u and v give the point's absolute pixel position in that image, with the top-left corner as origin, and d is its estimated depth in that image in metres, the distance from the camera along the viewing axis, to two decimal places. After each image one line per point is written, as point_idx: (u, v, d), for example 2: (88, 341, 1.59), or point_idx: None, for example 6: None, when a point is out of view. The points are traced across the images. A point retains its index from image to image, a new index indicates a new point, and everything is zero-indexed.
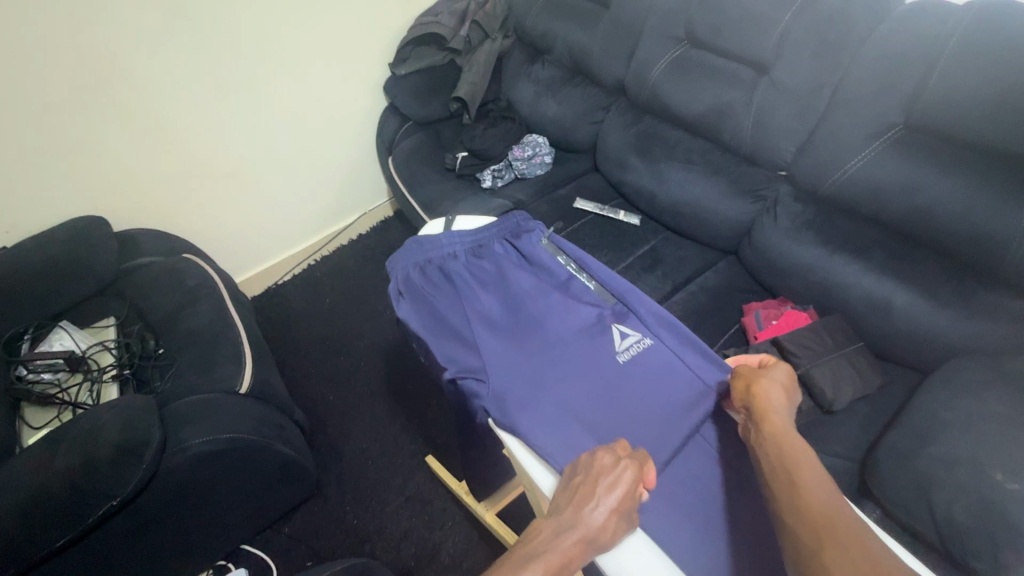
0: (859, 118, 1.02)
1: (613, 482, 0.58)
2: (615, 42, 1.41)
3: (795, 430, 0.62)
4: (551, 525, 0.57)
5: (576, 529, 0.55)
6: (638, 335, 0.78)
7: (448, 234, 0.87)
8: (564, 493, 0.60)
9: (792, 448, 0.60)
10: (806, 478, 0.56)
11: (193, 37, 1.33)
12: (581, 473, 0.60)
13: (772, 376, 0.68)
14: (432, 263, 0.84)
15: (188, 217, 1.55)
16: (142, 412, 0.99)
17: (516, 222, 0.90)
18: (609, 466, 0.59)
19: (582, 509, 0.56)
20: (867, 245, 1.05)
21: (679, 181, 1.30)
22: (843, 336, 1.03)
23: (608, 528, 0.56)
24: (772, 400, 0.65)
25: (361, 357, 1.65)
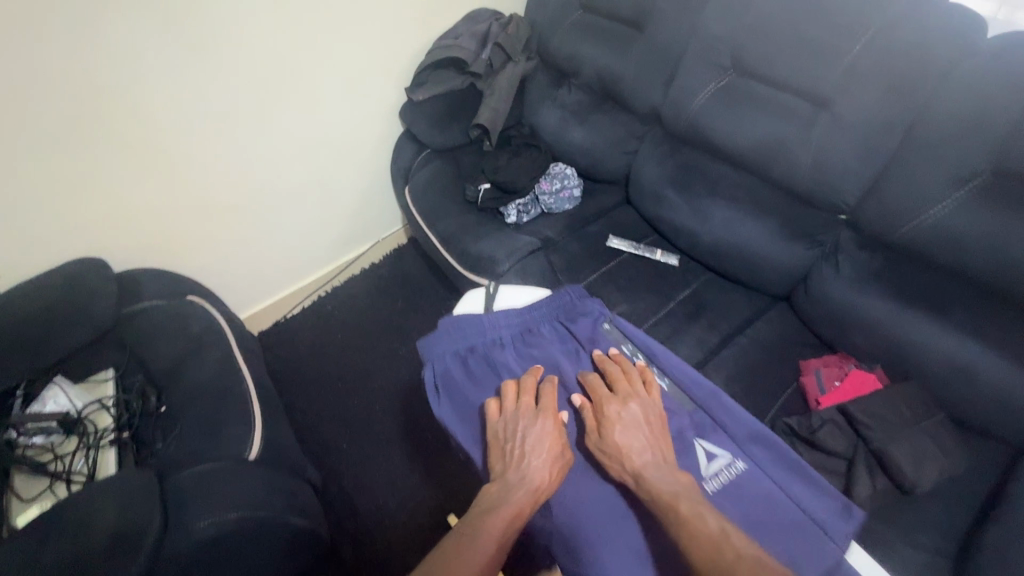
0: (938, 162, 0.90)
1: (535, 430, 0.73)
2: (650, 68, 1.30)
3: (652, 466, 0.67)
4: (499, 492, 0.69)
5: (521, 483, 0.68)
6: (727, 455, 0.74)
7: (494, 318, 0.91)
8: (501, 458, 0.73)
9: (665, 495, 0.65)
10: (690, 527, 0.60)
11: (202, 66, 1.23)
12: (506, 436, 0.74)
13: (620, 416, 0.73)
14: (479, 350, 0.88)
15: (193, 253, 1.45)
16: (140, 496, 0.92)
17: (571, 301, 0.93)
18: (529, 422, 0.74)
19: (522, 465, 0.70)
20: (946, 302, 0.93)
21: (723, 220, 1.19)
22: (921, 407, 0.92)
23: (550, 470, 0.70)
24: (631, 453, 0.69)
25: (376, 400, 1.54)
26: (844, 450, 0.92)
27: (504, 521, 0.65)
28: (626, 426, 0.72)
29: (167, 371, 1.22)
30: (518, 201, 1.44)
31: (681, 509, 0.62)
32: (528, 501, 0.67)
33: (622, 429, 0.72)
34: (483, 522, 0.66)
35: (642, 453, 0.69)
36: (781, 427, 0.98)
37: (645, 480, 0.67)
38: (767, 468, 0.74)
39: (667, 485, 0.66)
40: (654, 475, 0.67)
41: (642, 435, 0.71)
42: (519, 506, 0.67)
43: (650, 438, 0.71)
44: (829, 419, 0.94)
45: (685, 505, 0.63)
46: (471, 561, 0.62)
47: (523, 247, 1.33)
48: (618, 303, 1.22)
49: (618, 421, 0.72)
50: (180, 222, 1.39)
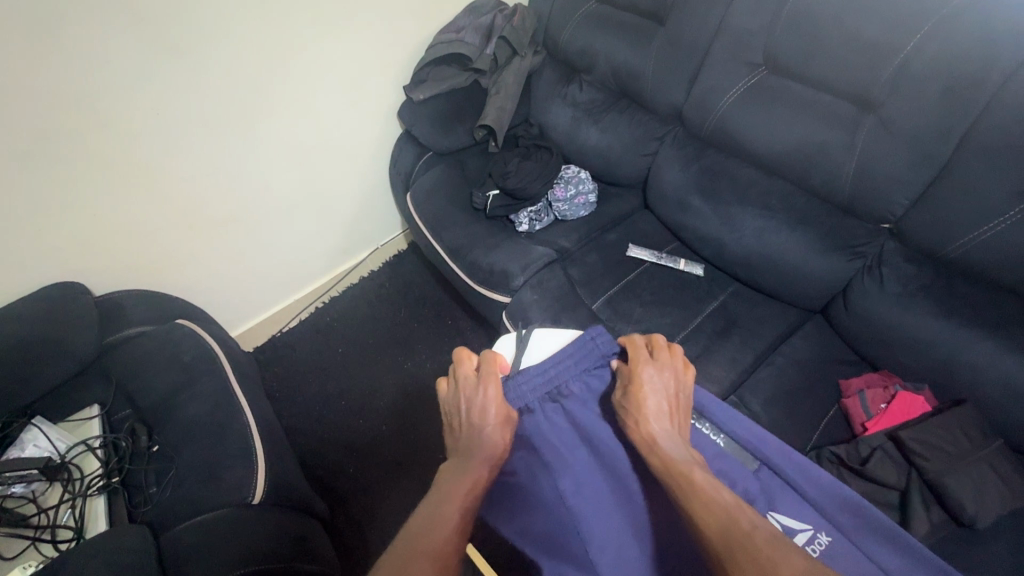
0: (1003, 171, 0.83)
1: (483, 398, 0.71)
2: (672, 65, 1.22)
3: (668, 432, 0.64)
4: (459, 464, 0.67)
5: (476, 452, 0.67)
6: (808, 528, 0.62)
7: (515, 383, 0.74)
8: (453, 434, 0.72)
9: (676, 464, 0.60)
10: (704, 496, 0.56)
11: (181, 68, 1.11)
12: (457, 409, 0.72)
13: (651, 381, 0.68)
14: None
15: (179, 270, 1.34)
16: (135, 562, 0.84)
17: (603, 349, 0.77)
18: (473, 391, 0.72)
19: (475, 435, 0.69)
20: (1004, 321, 0.87)
21: (755, 230, 1.11)
22: (981, 434, 0.86)
23: (502, 435, 0.69)
24: (650, 420, 0.65)
25: (383, 420, 1.46)
26: (895, 482, 0.85)
27: (467, 491, 0.64)
28: (652, 391, 0.67)
29: (158, 405, 1.12)
30: (530, 209, 1.35)
31: (694, 479, 0.58)
32: (486, 468, 0.67)
33: (649, 392, 0.67)
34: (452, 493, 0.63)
35: (662, 422, 0.65)
36: (826, 455, 0.92)
37: (659, 447, 0.63)
38: (863, 544, 0.61)
39: (679, 454, 0.62)
40: (668, 444, 0.63)
41: (660, 403, 0.66)
42: (478, 475, 0.66)
43: (669, 409, 0.66)
44: (878, 447, 0.88)
45: (699, 475, 0.59)
46: (441, 532, 0.58)
47: (537, 259, 1.25)
48: (643, 319, 1.14)
49: (648, 382, 0.68)
50: (162, 239, 1.27)
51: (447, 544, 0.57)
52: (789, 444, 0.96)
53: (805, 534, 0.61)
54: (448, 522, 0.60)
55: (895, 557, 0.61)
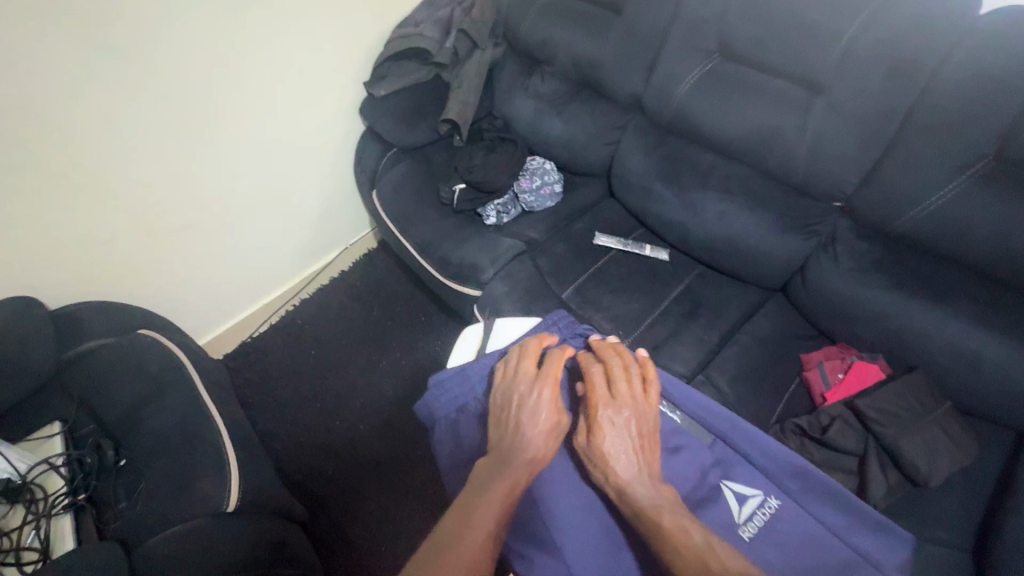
0: (942, 147, 0.87)
1: (540, 395, 0.71)
2: (631, 53, 1.23)
3: (639, 475, 0.63)
4: (495, 462, 0.67)
5: (518, 453, 0.67)
6: (760, 494, 0.66)
7: (477, 362, 0.82)
8: (497, 429, 0.71)
9: (646, 511, 0.60)
10: (675, 546, 0.56)
11: (132, 70, 1.08)
12: (508, 401, 0.72)
13: (615, 424, 0.66)
14: (468, 406, 0.79)
15: (141, 280, 1.31)
16: None
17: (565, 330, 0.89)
18: (529, 388, 0.72)
19: (520, 431, 0.69)
20: (948, 290, 0.92)
21: (716, 214, 1.14)
22: (930, 398, 0.90)
23: (549, 438, 0.68)
24: (617, 468, 0.64)
25: (359, 420, 1.45)
26: (853, 447, 0.89)
27: (502, 493, 0.63)
28: (614, 436, 0.65)
29: (124, 418, 1.09)
30: (497, 201, 1.35)
31: (664, 528, 0.58)
32: (525, 471, 0.66)
33: (614, 437, 0.65)
34: (479, 496, 0.64)
35: (628, 467, 0.64)
36: (789, 426, 0.95)
37: (628, 495, 0.62)
38: (810, 505, 0.66)
39: (648, 500, 0.61)
40: (637, 489, 0.62)
41: (626, 447, 0.65)
42: (516, 479, 0.65)
43: (637, 450, 0.65)
44: (837, 415, 0.92)
45: (669, 521, 0.58)
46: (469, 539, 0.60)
47: (506, 251, 1.26)
48: (612, 305, 1.16)
49: (609, 426, 0.66)
50: (121, 248, 1.23)
51: (473, 554, 0.59)
52: (755, 419, 0.99)
53: (756, 499, 0.65)
54: (474, 527, 0.61)
55: (839, 514, 0.65)
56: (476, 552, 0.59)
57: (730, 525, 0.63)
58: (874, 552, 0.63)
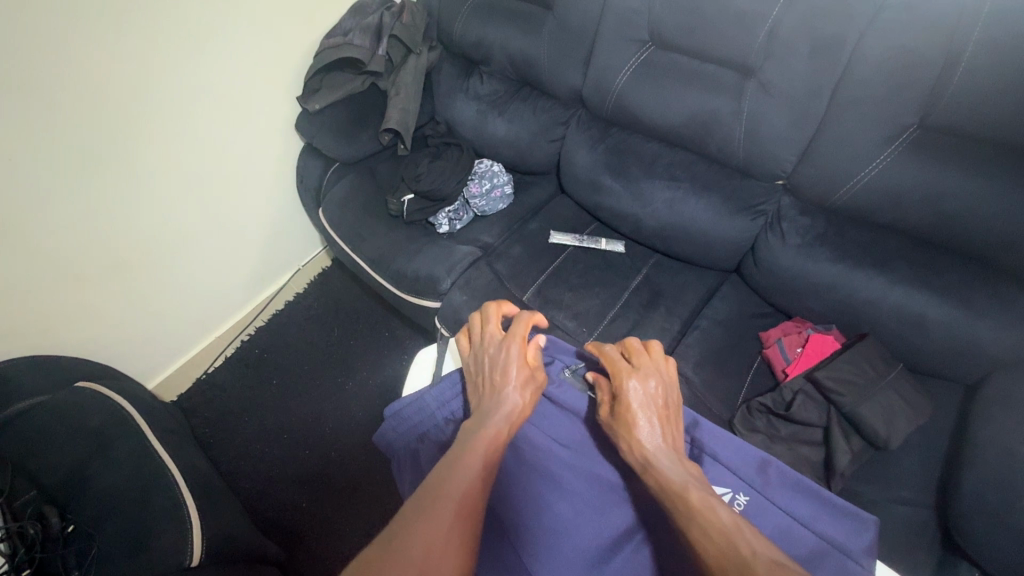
0: (869, 120, 0.89)
1: (511, 352, 0.74)
2: (566, 48, 1.22)
3: (663, 450, 0.63)
4: (477, 421, 0.67)
5: (499, 408, 0.68)
6: (728, 491, 0.67)
7: (434, 389, 0.80)
8: (475, 390, 0.74)
9: (674, 484, 0.59)
10: (701, 519, 0.54)
11: (35, 110, 0.99)
12: (484, 365, 0.75)
13: (640, 394, 0.69)
14: (430, 434, 0.77)
15: (74, 327, 1.22)
16: None
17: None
18: (497, 347, 0.76)
19: (498, 388, 0.71)
20: (889, 257, 0.96)
21: (665, 202, 1.15)
22: (883, 363, 0.94)
23: (527, 394, 0.72)
24: (643, 440, 0.65)
25: (331, 445, 1.40)
26: (817, 420, 0.92)
27: (485, 444, 0.63)
28: (640, 402, 0.68)
29: (66, 481, 1.00)
30: (448, 208, 1.33)
31: (693, 504, 0.56)
32: (507, 424, 0.67)
33: (636, 404, 0.68)
34: (468, 447, 0.62)
35: (654, 441, 0.64)
36: (755, 405, 0.96)
37: (656, 469, 0.62)
38: (778, 497, 0.66)
39: (678, 476, 0.60)
40: (664, 464, 0.62)
41: (646, 415, 0.66)
42: (497, 429, 0.66)
43: (657, 419, 0.67)
44: (799, 390, 0.94)
45: (697, 496, 0.57)
46: (465, 484, 0.57)
47: (462, 259, 1.23)
48: (573, 303, 1.15)
49: (633, 397, 0.69)
50: (46, 297, 1.14)
51: (465, 499, 0.55)
52: (723, 401, 1.00)
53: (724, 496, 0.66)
54: (464, 474, 0.58)
55: (808, 503, 0.65)
56: (469, 496, 0.56)
57: None
58: (843, 539, 0.62)
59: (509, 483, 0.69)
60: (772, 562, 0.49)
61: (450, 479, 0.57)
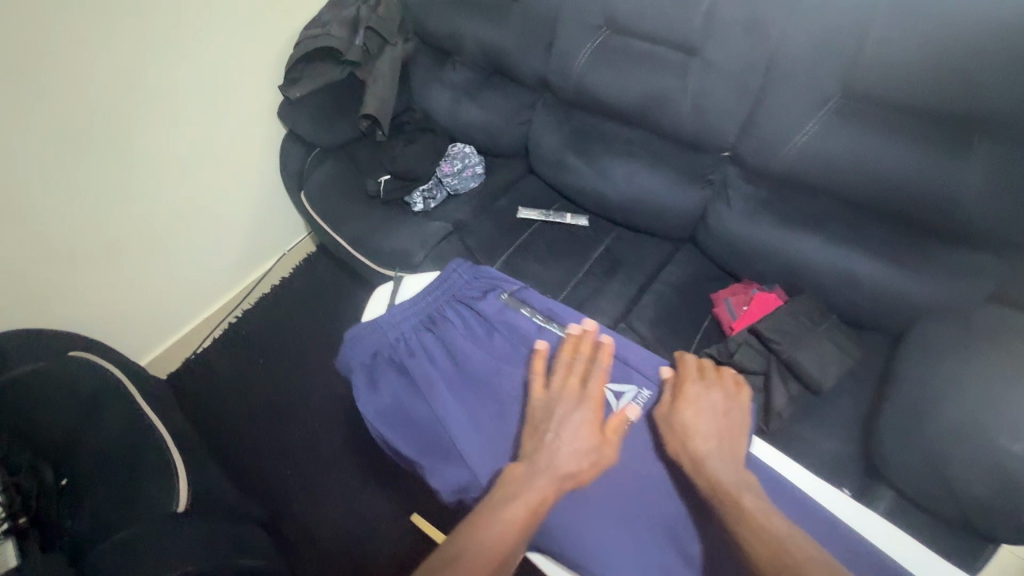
0: (801, 91, 0.97)
1: (575, 419, 0.65)
2: (529, 35, 1.30)
3: (720, 458, 0.68)
4: (526, 475, 0.62)
5: (548, 470, 0.62)
6: (635, 388, 0.80)
7: (388, 314, 0.80)
8: (531, 437, 0.66)
9: (726, 488, 0.65)
10: (759, 528, 0.60)
11: (33, 94, 1.08)
12: (543, 415, 0.67)
13: (705, 404, 0.72)
14: (383, 357, 0.77)
15: (69, 303, 1.29)
16: None
17: (464, 276, 0.83)
18: (569, 408, 0.66)
19: (553, 447, 0.64)
20: (824, 219, 1.03)
21: (623, 175, 1.23)
22: (818, 315, 1.01)
23: (583, 466, 0.63)
24: (701, 440, 0.69)
25: (315, 417, 1.46)
26: (758, 367, 0.99)
27: (530, 508, 0.59)
28: (699, 410, 0.71)
29: (60, 441, 1.06)
30: (422, 188, 1.40)
31: (747, 507, 0.62)
32: (553, 489, 0.61)
33: (700, 412, 0.71)
34: (508, 516, 0.58)
35: (705, 442, 0.69)
36: (703, 357, 1.04)
37: (707, 469, 0.67)
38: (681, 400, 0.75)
39: (730, 479, 0.66)
40: (717, 466, 0.67)
41: (709, 423, 0.70)
42: (543, 494, 0.60)
43: (720, 432, 0.70)
44: (743, 341, 1.01)
45: (749, 501, 0.63)
46: (492, 551, 0.55)
47: (434, 234, 1.30)
48: (539, 272, 1.23)
49: (695, 403, 0.72)
50: (43, 274, 1.22)
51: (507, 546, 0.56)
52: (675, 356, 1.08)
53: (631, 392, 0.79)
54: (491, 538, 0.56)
55: None
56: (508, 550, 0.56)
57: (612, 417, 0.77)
58: None
59: (456, 411, 0.72)
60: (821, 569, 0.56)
61: (492, 532, 0.57)
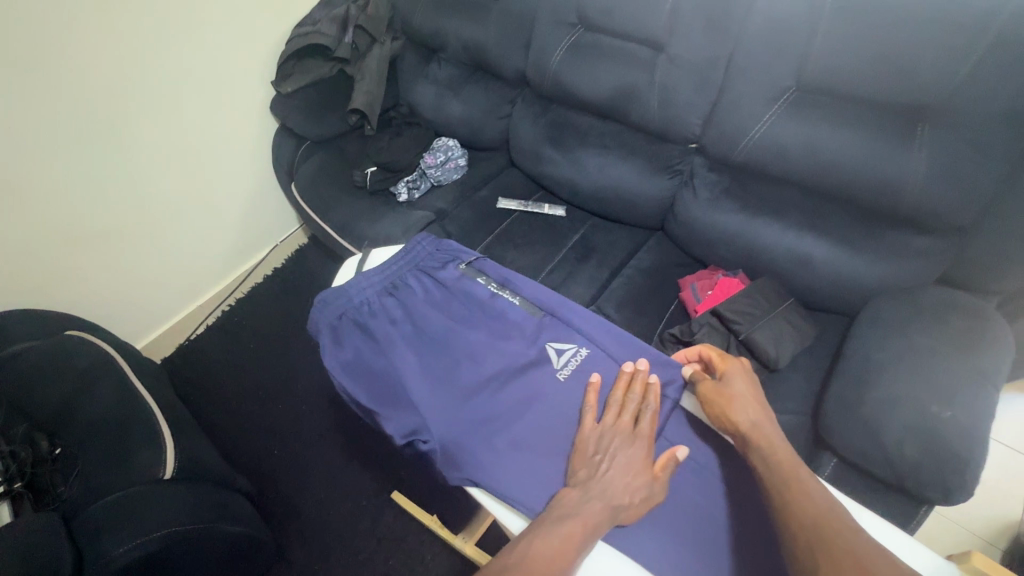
0: (757, 84, 1.03)
1: (637, 455, 0.63)
2: (508, 32, 1.36)
3: (769, 426, 0.64)
4: (579, 496, 0.59)
5: (603, 496, 0.59)
6: (574, 346, 0.75)
7: (354, 282, 0.82)
8: (583, 463, 0.63)
9: (779, 456, 0.60)
10: (811, 495, 0.56)
11: (36, 82, 1.14)
12: (600, 445, 0.64)
13: (746, 378, 0.69)
14: (347, 318, 0.79)
15: (68, 284, 1.34)
16: (42, 532, 0.86)
17: (427, 249, 0.89)
18: (625, 442, 0.64)
19: (606, 476, 0.61)
20: (782, 205, 1.09)
21: (596, 166, 1.28)
22: (776, 297, 1.06)
23: (637, 501, 0.60)
24: (745, 406, 0.65)
25: (301, 400, 1.51)
26: (718, 346, 1.04)
27: (582, 533, 0.55)
28: (746, 382, 0.68)
29: (54, 413, 1.11)
30: (406, 178, 1.47)
31: (799, 475, 0.58)
32: (609, 520, 0.57)
33: (744, 383, 0.68)
34: (560, 529, 0.56)
35: (748, 408, 0.65)
36: (666, 336, 1.09)
37: (756, 436, 0.63)
38: (615, 351, 0.75)
39: (780, 448, 0.61)
40: (766, 434, 0.63)
41: (754, 394, 0.67)
42: (597, 517, 0.57)
43: (763, 404, 0.67)
44: (706, 322, 1.05)
45: (801, 469, 0.59)
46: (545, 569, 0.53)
47: (417, 221, 1.36)
48: (515, 258, 1.28)
49: (739, 375, 0.69)
50: (44, 255, 1.27)
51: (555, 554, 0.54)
52: (641, 336, 1.13)
53: (570, 349, 0.75)
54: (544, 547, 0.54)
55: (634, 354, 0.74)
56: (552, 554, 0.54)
57: (551, 374, 0.72)
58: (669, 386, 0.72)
59: (407, 363, 0.74)
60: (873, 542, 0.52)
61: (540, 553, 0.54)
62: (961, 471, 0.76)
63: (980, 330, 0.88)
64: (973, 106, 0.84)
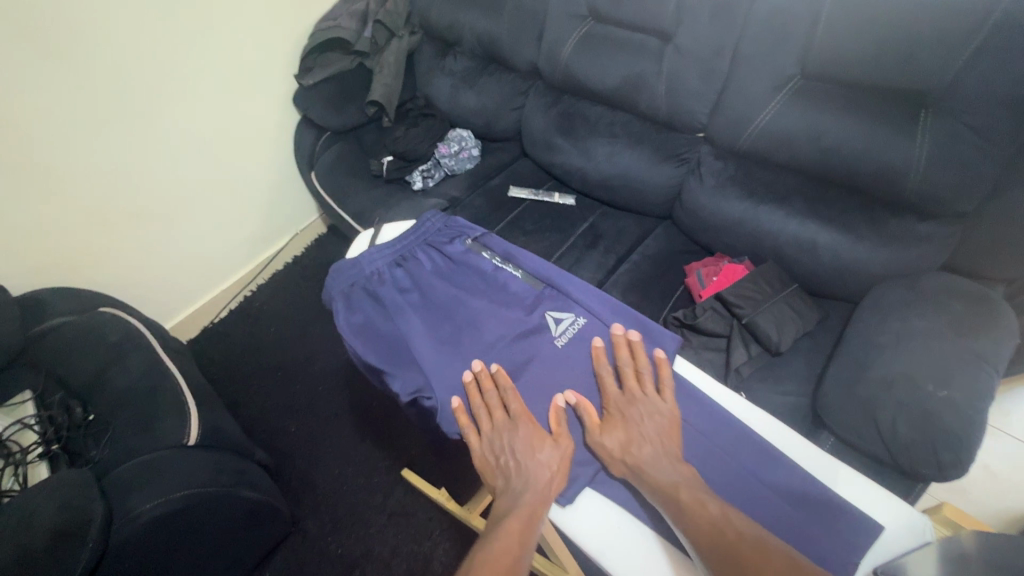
0: (762, 73, 1.05)
1: (524, 437, 0.65)
2: (520, 25, 1.40)
3: (657, 461, 0.62)
4: (509, 505, 0.62)
5: (529, 486, 0.62)
6: (571, 315, 0.79)
7: (367, 253, 0.87)
8: (497, 475, 0.65)
9: (667, 489, 0.59)
10: (696, 518, 0.56)
11: (74, 72, 1.22)
12: (496, 450, 0.66)
13: (628, 421, 0.66)
14: (359, 288, 0.84)
15: (102, 264, 1.42)
16: (77, 488, 0.92)
17: (436, 225, 0.93)
18: (510, 433, 0.66)
19: (519, 469, 0.64)
20: (788, 193, 1.10)
21: (606, 155, 1.31)
22: (780, 283, 1.08)
23: (556, 464, 0.64)
24: (632, 454, 0.63)
25: (318, 381, 1.56)
26: (721, 330, 1.06)
27: (521, 526, 0.58)
28: (628, 426, 0.66)
29: (89, 382, 1.18)
30: (421, 168, 1.51)
31: (683, 501, 0.58)
32: (542, 501, 0.61)
33: (627, 428, 0.66)
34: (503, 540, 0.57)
35: (638, 452, 0.63)
36: (671, 320, 1.12)
37: (647, 475, 0.61)
38: (609, 320, 0.78)
39: (668, 477, 0.60)
40: (653, 470, 0.61)
41: (639, 435, 0.65)
42: (533, 507, 0.60)
43: (650, 437, 0.65)
44: (709, 306, 1.08)
45: (686, 495, 0.58)
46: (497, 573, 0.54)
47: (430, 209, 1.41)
48: (525, 244, 1.32)
49: (622, 420, 0.66)
50: (81, 236, 1.35)
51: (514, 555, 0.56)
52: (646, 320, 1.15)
53: (567, 318, 0.79)
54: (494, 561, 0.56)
55: (628, 324, 0.77)
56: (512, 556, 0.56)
57: (548, 340, 0.77)
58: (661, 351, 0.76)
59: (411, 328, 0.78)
60: (761, 547, 0.53)
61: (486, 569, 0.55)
62: (955, 448, 0.76)
63: (982, 315, 0.89)
64: (978, 90, 0.84)
